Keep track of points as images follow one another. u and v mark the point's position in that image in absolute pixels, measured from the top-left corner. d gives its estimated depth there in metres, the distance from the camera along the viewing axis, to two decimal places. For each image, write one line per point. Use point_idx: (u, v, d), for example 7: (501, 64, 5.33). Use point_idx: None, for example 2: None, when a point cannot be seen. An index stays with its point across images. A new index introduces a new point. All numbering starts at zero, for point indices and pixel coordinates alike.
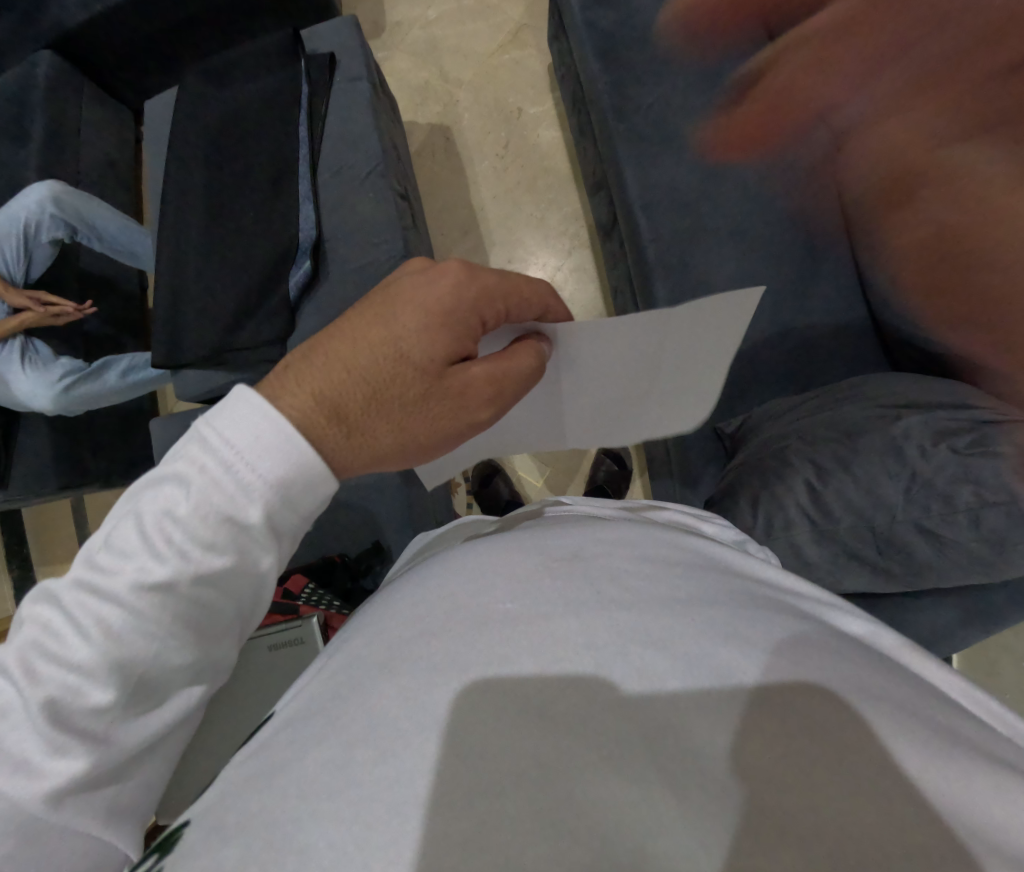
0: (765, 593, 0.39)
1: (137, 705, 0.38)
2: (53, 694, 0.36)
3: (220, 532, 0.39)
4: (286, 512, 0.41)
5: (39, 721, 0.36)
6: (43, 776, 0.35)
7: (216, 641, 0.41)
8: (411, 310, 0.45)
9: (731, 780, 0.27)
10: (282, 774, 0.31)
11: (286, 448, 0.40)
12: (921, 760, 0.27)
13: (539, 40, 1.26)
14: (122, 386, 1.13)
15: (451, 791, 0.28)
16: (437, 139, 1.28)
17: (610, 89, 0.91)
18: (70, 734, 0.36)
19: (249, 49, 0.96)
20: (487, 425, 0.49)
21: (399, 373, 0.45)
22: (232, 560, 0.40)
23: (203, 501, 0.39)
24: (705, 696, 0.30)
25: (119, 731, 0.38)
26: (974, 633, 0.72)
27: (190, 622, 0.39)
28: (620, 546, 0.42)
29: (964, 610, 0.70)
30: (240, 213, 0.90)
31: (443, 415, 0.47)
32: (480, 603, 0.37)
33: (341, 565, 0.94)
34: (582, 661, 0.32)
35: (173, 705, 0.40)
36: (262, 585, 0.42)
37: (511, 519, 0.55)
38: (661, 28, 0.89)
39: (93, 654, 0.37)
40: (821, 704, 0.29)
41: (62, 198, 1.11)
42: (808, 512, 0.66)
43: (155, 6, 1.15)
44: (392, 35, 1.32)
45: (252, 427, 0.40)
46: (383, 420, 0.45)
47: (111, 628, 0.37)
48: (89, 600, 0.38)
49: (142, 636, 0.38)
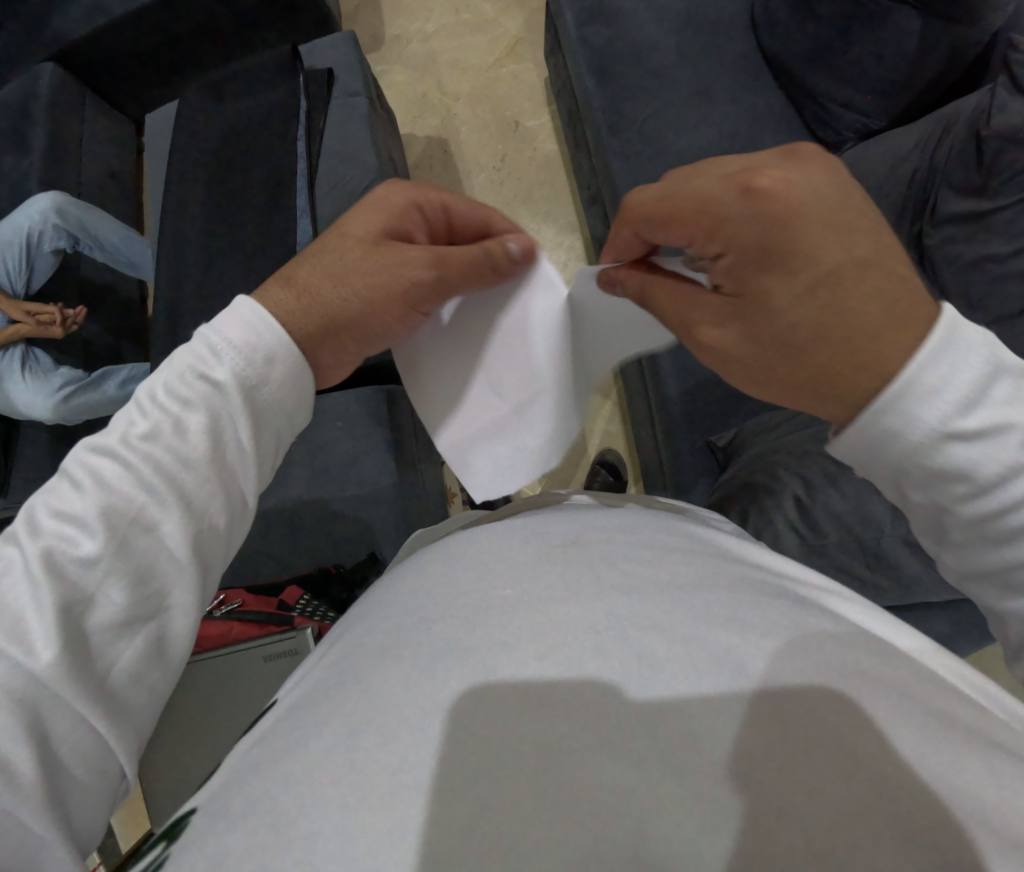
0: (764, 578, 0.39)
1: (127, 563, 0.39)
2: (50, 541, 0.38)
3: (197, 396, 0.44)
4: (255, 383, 0.46)
5: (36, 567, 0.37)
6: (35, 626, 0.35)
7: (205, 509, 0.43)
8: (355, 210, 0.58)
9: (733, 764, 0.28)
10: (286, 759, 0.31)
11: (255, 326, 0.47)
12: (916, 742, 0.27)
13: (535, 55, 1.29)
14: (121, 395, 1.14)
15: (454, 777, 0.28)
16: (435, 151, 1.29)
17: (603, 104, 0.92)
18: (63, 579, 0.37)
19: (250, 63, 0.97)
20: (425, 283, 0.54)
21: (344, 248, 0.55)
22: (209, 422, 0.44)
23: (183, 373, 0.45)
24: (708, 682, 0.30)
25: (107, 591, 0.38)
26: (965, 645, 0.72)
27: (176, 478, 0.42)
28: (619, 535, 0.42)
29: (955, 622, 0.71)
30: (239, 224, 0.91)
31: (380, 275, 0.54)
32: (481, 592, 0.38)
33: (335, 577, 0.91)
34: (582, 647, 0.32)
35: (161, 579, 0.40)
36: (242, 459, 0.45)
37: (513, 507, 0.55)
38: (657, 44, 0.91)
39: (86, 500, 0.39)
40: (818, 688, 0.30)
41: (65, 208, 1.12)
42: (797, 525, 0.66)
43: (157, 19, 1.16)
44: (391, 48, 1.34)
45: (225, 317, 0.48)
46: (328, 285, 0.53)
47: (107, 477, 0.40)
48: (88, 462, 0.41)
49: (131, 482, 0.40)
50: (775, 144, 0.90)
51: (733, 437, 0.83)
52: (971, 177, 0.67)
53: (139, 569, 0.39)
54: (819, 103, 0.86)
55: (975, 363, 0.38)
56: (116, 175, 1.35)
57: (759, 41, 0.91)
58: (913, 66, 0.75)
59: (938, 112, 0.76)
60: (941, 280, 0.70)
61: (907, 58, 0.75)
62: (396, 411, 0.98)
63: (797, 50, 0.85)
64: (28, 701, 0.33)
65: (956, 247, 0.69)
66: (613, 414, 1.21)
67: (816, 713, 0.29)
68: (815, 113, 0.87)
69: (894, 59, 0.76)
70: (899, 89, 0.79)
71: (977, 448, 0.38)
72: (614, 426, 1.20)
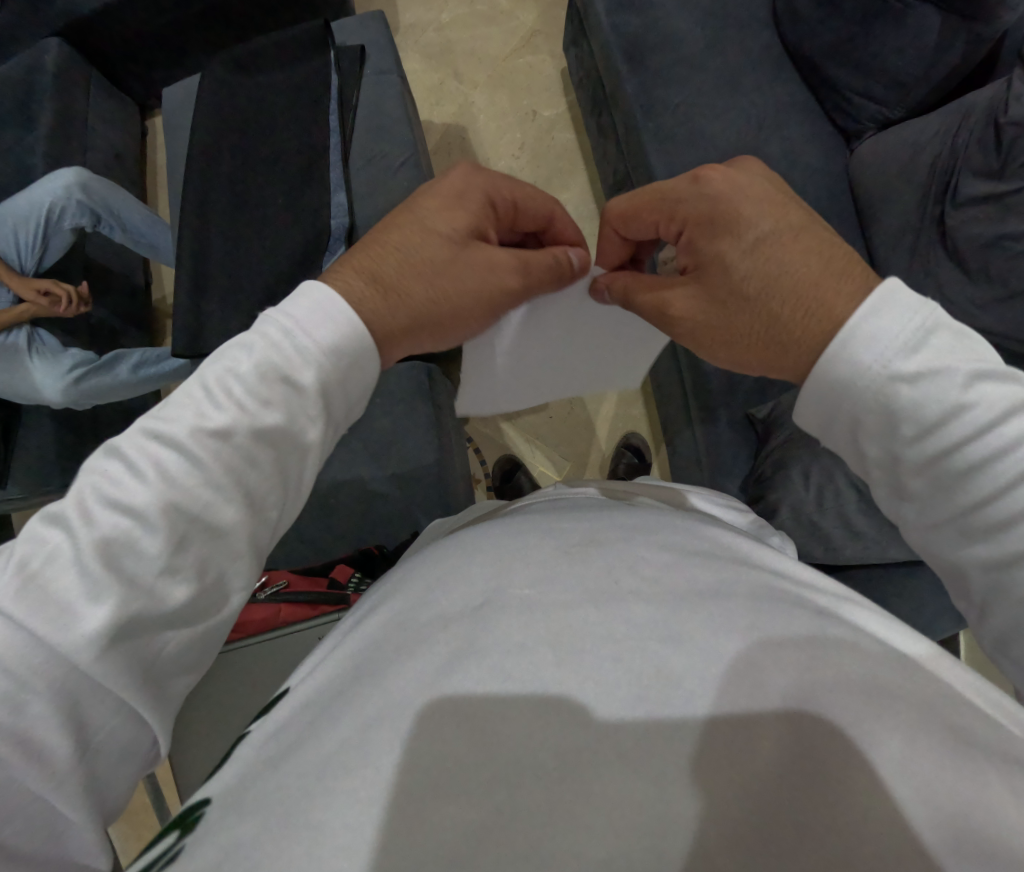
0: (786, 587, 0.38)
1: (188, 557, 0.38)
2: (108, 536, 0.36)
3: (276, 395, 0.42)
4: (328, 387, 0.45)
5: (93, 560, 0.35)
6: (81, 619, 0.34)
7: (263, 504, 0.42)
8: (429, 198, 0.56)
9: (694, 783, 0.27)
10: (300, 751, 0.32)
11: (337, 324, 0.46)
12: (913, 785, 0.26)
13: (552, 45, 1.30)
14: (134, 380, 1.07)
15: (413, 786, 0.28)
16: (452, 138, 1.30)
17: (636, 90, 0.94)
18: (119, 577, 0.36)
19: (278, 37, 0.95)
20: (515, 294, 0.57)
21: (429, 242, 0.54)
22: (283, 422, 0.42)
23: (269, 364, 0.42)
24: (660, 708, 0.29)
25: (161, 589, 0.37)
26: None
27: (244, 475, 0.40)
28: (639, 534, 0.42)
29: None
30: (269, 201, 0.89)
31: (472, 278, 0.55)
32: (496, 592, 0.36)
33: (381, 557, 0.89)
34: (599, 654, 0.31)
35: (214, 573, 0.39)
36: (304, 458, 0.44)
37: (525, 500, 0.55)
38: (687, 32, 0.94)
39: (148, 493, 0.38)
40: (815, 722, 0.28)
41: (90, 185, 1.07)
42: (856, 483, 0.69)
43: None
44: (406, 36, 1.33)
45: (318, 307, 0.45)
46: (419, 279, 0.53)
47: (167, 470, 0.38)
48: (149, 448, 0.39)
49: (199, 479, 0.39)
50: (799, 132, 0.93)
51: (773, 410, 0.84)
52: (989, 160, 0.72)
53: (197, 565, 0.38)
54: (840, 94, 0.90)
55: (905, 325, 0.41)
56: (120, 157, 1.30)
57: (781, 33, 0.94)
58: (934, 58, 0.79)
59: (953, 103, 0.81)
60: (962, 253, 0.74)
61: (926, 51, 0.79)
62: (432, 387, 0.97)
63: (821, 43, 0.88)
64: (67, 691, 0.34)
65: (975, 225, 0.73)
66: (634, 397, 1.22)
67: (826, 734, 0.28)
68: (836, 104, 0.91)
69: (914, 51, 0.80)
70: (919, 82, 0.83)
71: (917, 390, 0.40)
72: (636, 410, 1.21)
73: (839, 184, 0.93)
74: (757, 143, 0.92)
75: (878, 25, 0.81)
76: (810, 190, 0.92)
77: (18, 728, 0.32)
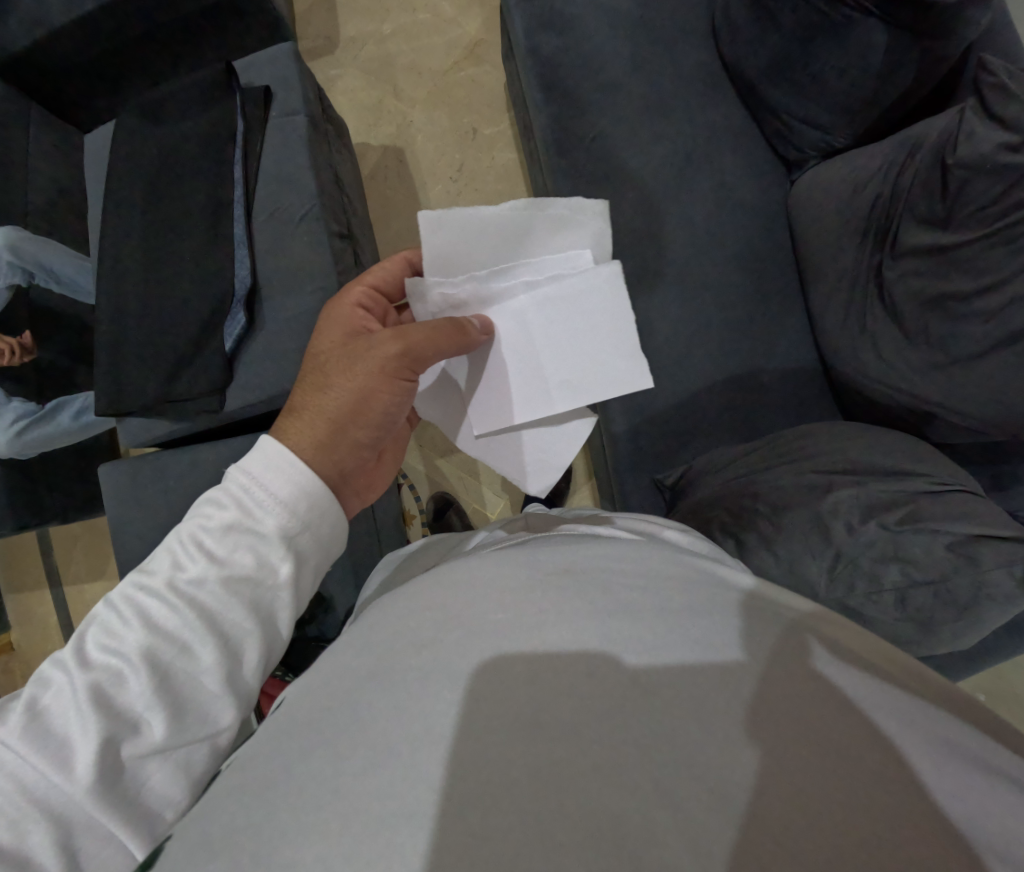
0: (765, 605, 0.40)
1: (164, 696, 0.48)
2: (99, 681, 0.48)
3: (245, 542, 0.54)
4: (295, 531, 0.56)
5: (84, 701, 0.46)
6: (70, 757, 0.45)
7: (243, 642, 0.52)
8: (320, 326, 0.69)
9: (748, 784, 0.30)
10: (290, 773, 0.34)
11: (294, 476, 0.57)
12: (944, 785, 0.30)
13: (495, 56, 1.24)
14: (77, 427, 1.08)
15: (469, 771, 0.31)
16: (391, 161, 1.26)
17: (550, 123, 0.89)
18: (104, 712, 0.47)
19: (187, 81, 0.95)
20: (398, 359, 0.62)
21: (324, 360, 0.65)
22: (257, 563, 0.54)
23: (234, 521, 0.54)
24: (709, 702, 0.32)
25: (144, 726, 0.47)
26: None
27: (213, 619, 0.51)
28: (607, 558, 0.43)
29: None
30: (180, 257, 0.91)
31: (358, 364, 0.62)
32: (483, 611, 0.39)
33: None
34: (629, 658, 0.35)
35: (193, 705, 0.49)
36: (275, 597, 0.54)
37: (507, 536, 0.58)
38: (607, 57, 0.88)
39: (131, 637, 0.49)
40: (846, 725, 0.32)
41: (19, 244, 1.03)
42: None
43: None
44: (347, 50, 1.27)
45: (280, 470, 0.57)
46: (327, 389, 0.63)
47: (152, 622, 0.50)
48: (138, 602, 0.51)
49: (174, 624, 0.50)
50: (733, 164, 0.88)
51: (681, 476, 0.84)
52: (933, 206, 0.66)
53: (176, 699, 0.48)
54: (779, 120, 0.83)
55: None
56: None
57: (720, 50, 0.87)
58: (879, 81, 0.72)
59: (902, 132, 0.75)
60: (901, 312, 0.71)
61: (869, 74, 0.71)
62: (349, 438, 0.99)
63: (757, 63, 0.81)
64: (60, 814, 0.44)
65: (917, 279, 0.69)
66: None
67: (858, 741, 0.31)
68: (774, 128, 0.85)
69: (858, 74, 0.72)
70: (865, 105, 0.76)
71: None
72: None
73: (777, 220, 0.88)
74: (680, 181, 0.88)
75: (817, 41, 0.73)
76: (738, 229, 0.88)
77: (17, 850, 0.42)
